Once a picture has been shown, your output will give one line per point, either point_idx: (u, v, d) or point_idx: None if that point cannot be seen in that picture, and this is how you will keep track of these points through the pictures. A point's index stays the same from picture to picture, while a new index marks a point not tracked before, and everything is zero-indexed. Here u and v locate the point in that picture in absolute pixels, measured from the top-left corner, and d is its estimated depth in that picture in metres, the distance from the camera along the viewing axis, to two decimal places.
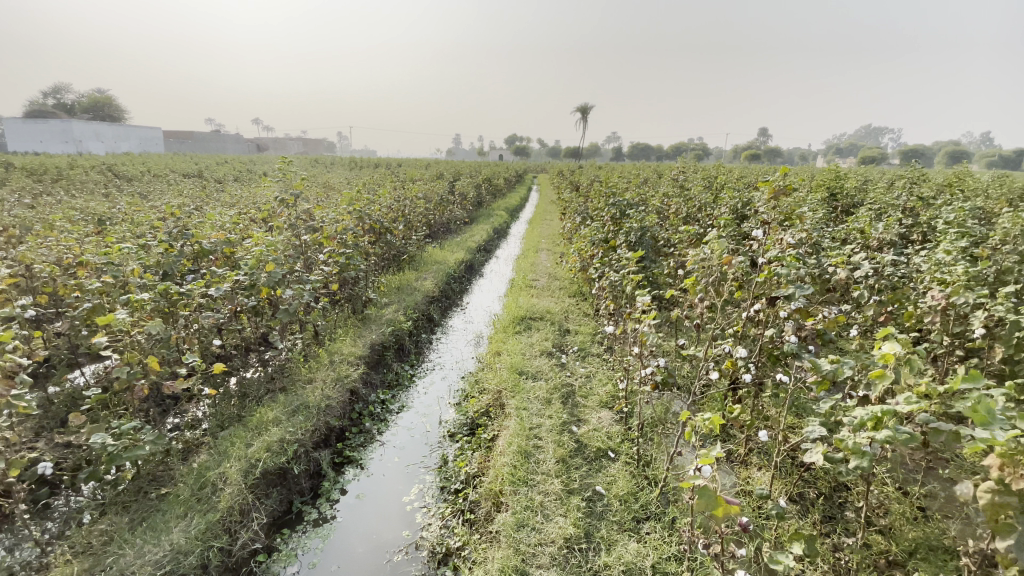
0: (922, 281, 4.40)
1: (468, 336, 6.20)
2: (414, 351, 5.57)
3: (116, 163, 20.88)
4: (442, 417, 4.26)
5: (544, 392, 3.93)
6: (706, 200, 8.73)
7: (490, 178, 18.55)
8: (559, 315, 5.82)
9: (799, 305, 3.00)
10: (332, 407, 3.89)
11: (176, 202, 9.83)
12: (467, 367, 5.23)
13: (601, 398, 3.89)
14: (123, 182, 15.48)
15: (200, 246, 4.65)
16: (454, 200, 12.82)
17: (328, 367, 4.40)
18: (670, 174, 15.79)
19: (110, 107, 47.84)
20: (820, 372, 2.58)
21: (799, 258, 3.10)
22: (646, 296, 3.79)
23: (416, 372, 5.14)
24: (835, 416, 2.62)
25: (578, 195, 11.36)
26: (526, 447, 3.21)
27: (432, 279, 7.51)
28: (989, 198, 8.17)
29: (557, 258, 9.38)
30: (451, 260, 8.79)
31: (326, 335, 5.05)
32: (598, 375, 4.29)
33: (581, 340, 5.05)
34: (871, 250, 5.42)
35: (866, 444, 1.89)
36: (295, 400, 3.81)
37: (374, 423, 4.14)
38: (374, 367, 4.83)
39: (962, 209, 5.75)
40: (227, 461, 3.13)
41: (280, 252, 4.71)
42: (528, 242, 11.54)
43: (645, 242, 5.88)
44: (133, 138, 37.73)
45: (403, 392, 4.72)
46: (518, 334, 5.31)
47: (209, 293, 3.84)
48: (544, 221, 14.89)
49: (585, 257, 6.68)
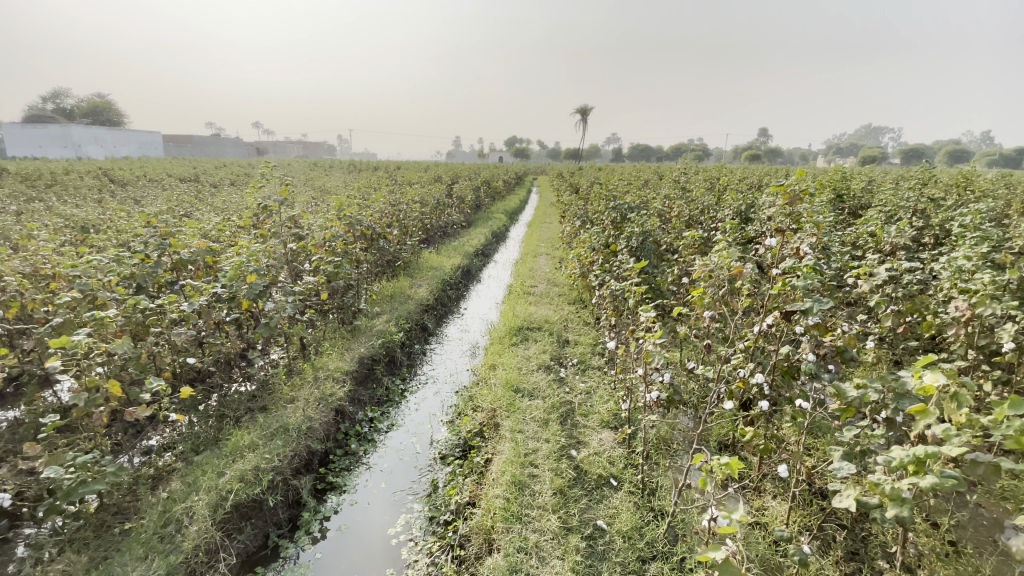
0: (941, 289, 4.14)
1: (464, 346, 5.96)
2: (406, 364, 5.32)
3: (110, 168, 20.65)
4: (433, 437, 4.02)
5: (541, 411, 3.68)
6: (710, 202, 8.47)
7: (488, 181, 18.32)
8: (558, 325, 5.56)
9: (816, 321, 2.75)
10: (315, 428, 3.65)
11: (166, 208, 9.60)
12: (462, 380, 4.98)
13: (603, 417, 3.65)
14: (120, 188, 15.29)
15: (178, 256, 4.41)
16: (452, 203, 12.56)
17: (312, 384, 4.16)
18: (672, 175, 15.55)
19: (110, 112, 47.75)
20: (843, 398, 2.33)
21: (817, 270, 2.85)
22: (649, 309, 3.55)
23: (409, 386, 4.90)
24: (860, 446, 2.37)
25: (578, 198, 11.11)
26: (521, 476, 2.96)
27: (427, 286, 7.26)
28: (1001, 199, 7.93)
29: (556, 262, 9.12)
30: (447, 265, 8.55)
31: (312, 349, 4.80)
32: (599, 391, 4.04)
33: (581, 352, 4.80)
34: (884, 256, 5.16)
35: (907, 490, 1.64)
36: (274, 423, 3.57)
37: (360, 444, 3.90)
38: (363, 382, 4.59)
39: (979, 211, 5.49)
40: (196, 494, 2.88)
41: (262, 262, 4.46)
42: (527, 245, 11.30)
43: (648, 247, 5.63)
44: (132, 143, 37.64)
45: (394, 409, 4.48)
46: (515, 346, 5.06)
47: (182, 308, 3.59)
48: (545, 224, 14.65)
49: (585, 263, 6.43)
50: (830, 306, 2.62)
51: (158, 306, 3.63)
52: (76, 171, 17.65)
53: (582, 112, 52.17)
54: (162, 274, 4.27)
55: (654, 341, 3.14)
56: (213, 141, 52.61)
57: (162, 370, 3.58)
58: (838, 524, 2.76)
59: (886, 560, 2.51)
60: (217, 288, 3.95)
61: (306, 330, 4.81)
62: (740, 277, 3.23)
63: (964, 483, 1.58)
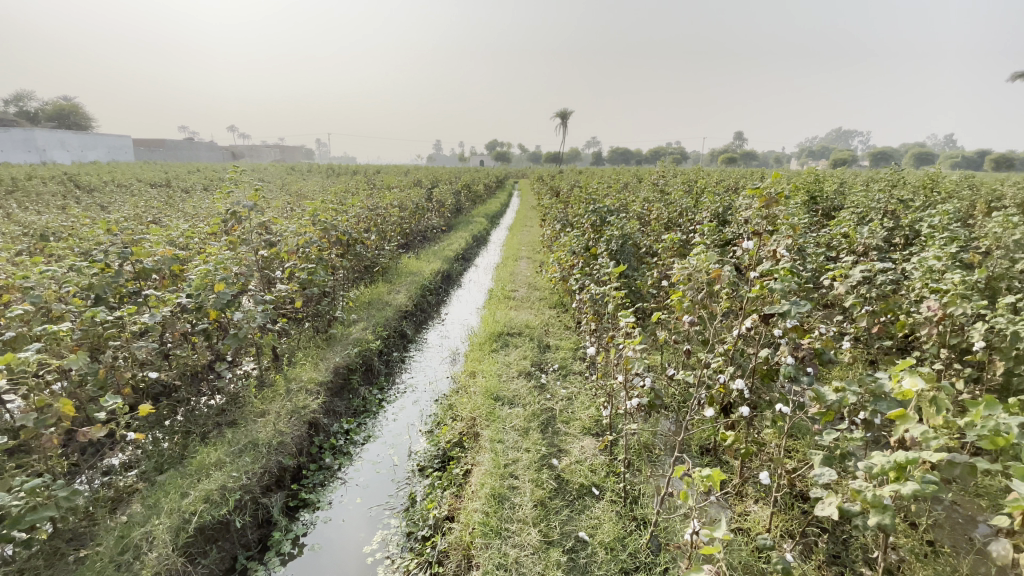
0: (914, 289, 4.19)
1: (444, 352, 5.86)
2: (384, 373, 5.20)
3: (77, 173, 20.02)
4: (411, 448, 3.91)
5: (521, 420, 3.60)
6: (688, 205, 8.53)
7: (468, 184, 18.25)
8: (539, 330, 5.50)
9: (794, 323, 2.73)
10: (286, 443, 3.52)
11: (133, 214, 9.27)
12: (441, 389, 4.88)
13: (584, 424, 3.59)
14: (87, 195, 14.78)
15: (141, 264, 4.22)
16: (431, 207, 12.42)
17: (285, 396, 4.01)
18: (651, 178, 15.70)
19: (77, 116, 46.27)
20: (822, 402, 2.32)
21: (794, 272, 2.84)
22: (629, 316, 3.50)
23: (386, 396, 4.78)
24: (840, 451, 2.35)
25: (558, 201, 11.10)
26: (500, 489, 2.88)
27: (406, 292, 7.14)
28: (967, 200, 8.16)
29: (537, 266, 9.07)
30: (426, 270, 8.42)
31: (285, 359, 4.64)
32: (580, 397, 3.98)
33: (561, 358, 4.75)
34: (858, 256, 5.23)
35: (889, 498, 1.61)
36: (242, 439, 3.42)
37: (335, 458, 3.78)
38: (338, 393, 4.46)
39: (947, 212, 5.62)
40: (157, 517, 2.73)
41: (229, 271, 4.29)
42: (508, 249, 11.23)
43: (627, 251, 5.62)
44: (101, 147, 36.53)
45: (371, 421, 4.36)
46: (495, 352, 4.98)
47: (142, 320, 3.42)
48: (526, 227, 14.63)
49: (565, 267, 6.38)
50: (807, 309, 2.62)
51: (117, 318, 3.46)
52: (40, 177, 17.00)
53: (560, 114, 52.51)
54: (124, 283, 4.08)
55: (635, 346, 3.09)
56: (186, 146, 51.41)
57: (122, 385, 3.40)
58: (820, 527, 2.75)
59: (867, 563, 2.50)
60: (181, 299, 3.78)
61: (278, 340, 4.65)
62: (719, 280, 3.22)
63: (946, 489, 1.56)
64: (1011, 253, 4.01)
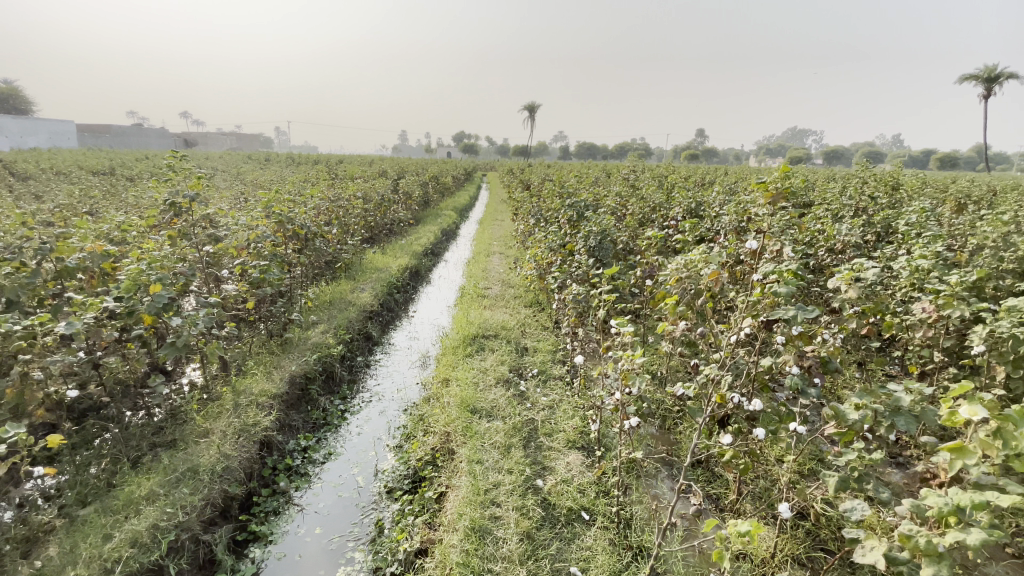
0: (901, 289, 4.09)
1: (413, 356, 5.47)
2: (347, 380, 4.78)
3: (7, 158, 18.38)
4: (378, 467, 3.54)
5: (500, 435, 3.28)
6: (663, 200, 8.37)
7: (436, 177, 17.69)
8: (515, 331, 5.18)
9: (801, 330, 2.51)
10: (233, 468, 3.08)
11: (65, 204, 8.39)
12: (410, 397, 4.51)
13: (569, 437, 3.30)
14: (17, 182, 13.46)
15: (61, 262, 3.64)
16: (397, 198, 11.87)
17: (232, 411, 3.55)
18: (622, 172, 15.61)
19: (11, 97, 42.77)
20: (841, 421, 2.09)
21: (799, 276, 2.64)
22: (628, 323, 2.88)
23: (349, 406, 4.37)
24: (857, 473, 2.13)
25: (530, 195, 10.79)
26: (480, 519, 2.56)
27: (371, 290, 6.69)
28: (931, 199, 8.31)
29: (510, 262, 8.75)
30: (393, 266, 7.97)
31: (234, 367, 4.16)
32: (563, 405, 3.69)
33: (540, 362, 4.45)
34: (839, 255, 5.14)
35: (948, 547, 1.38)
36: (180, 465, 2.96)
37: (291, 481, 3.37)
38: (294, 406, 4.03)
39: (923, 210, 5.61)
40: (72, 568, 2.27)
41: (166, 271, 3.76)
42: (478, 244, 10.86)
43: (607, 247, 5.35)
44: (37, 131, 33.88)
45: (332, 436, 3.95)
46: (469, 357, 4.63)
47: (57, 330, 2.89)
48: (496, 221, 14.28)
49: (542, 264, 6.08)
50: (816, 315, 2.41)
51: (26, 327, 2.92)
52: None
53: (529, 108, 52.18)
54: (41, 284, 3.50)
55: (629, 354, 2.84)
56: (133, 131, 48.49)
57: (34, 406, 2.89)
58: (825, 549, 2.55)
59: None
60: (107, 303, 3.25)
61: (226, 346, 4.16)
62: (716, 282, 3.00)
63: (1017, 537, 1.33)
64: (997, 253, 3.95)
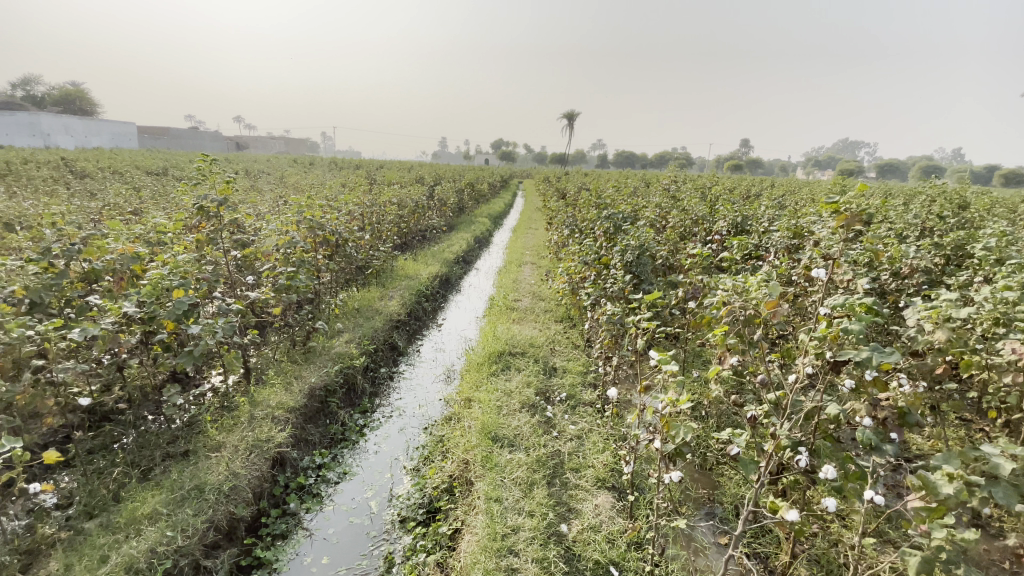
0: (983, 323, 3.61)
1: (438, 369, 5.28)
2: (368, 392, 4.62)
3: (71, 157, 19.45)
4: (393, 491, 3.34)
5: (523, 468, 3.02)
6: (705, 213, 7.94)
7: (472, 184, 17.65)
8: (544, 348, 4.92)
9: (875, 375, 2.16)
10: (241, 488, 2.94)
11: (114, 204, 8.65)
12: (432, 414, 4.31)
13: (598, 474, 3.01)
14: (77, 180, 14.14)
15: (89, 264, 3.62)
16: (432, 205, 11.82)
17: (247, 424, 3.43)
18: (662, 183, 15.09)
19: (82, 101, 45.63)
20: (931, 494, 1.74)
21: (874, 311, 2.28)
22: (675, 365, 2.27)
23: (369, 422, 4.20)
24: (950, 558, 1.77)
25: (566, 204, 10.52)
26: (495, 568, 2.31)
27: (400, 298, 6.57)
28: (1007, 219, 7.57)
29: (542, 273, 8.49)
30: (423, 274, 7.84)
31: (254, 376, 4.07)
32: (592, 437, 3.41)
33: (570, 385, 4.17)
34: (906, 280, 4.65)
35: None
36: (187, 482, 2.84)
37: (302, 503, 3.20)
38: (312, 420, 3.88)
39: (1003, 234, 5.02)
40: None
41: (188, 276, 3.68)
42: (511, 253, 10.65)
43: (645, 263, 5.02)
44: (103, 133, 36.00)
45: (349, 453, 3.79)
46: (494, 375, 4.39)
47: (70, 336, 2.81)
48: (530, 229, 14.08)
49: (575, 278, 5.81)
50: (896, 359, 2.05)
51: (41, 331, 2.86)
52: (30, 161, 16.35)
53: (568, 116, 51.97)
54: (67, 285, 3.48)
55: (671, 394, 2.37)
56: (188, 134, 50.96)
57: (47, 413, 2.82)
58: None
59: None
60: (125, 308, 3.18)
61: (248, 354, 4.06)
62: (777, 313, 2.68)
63: None
64: None
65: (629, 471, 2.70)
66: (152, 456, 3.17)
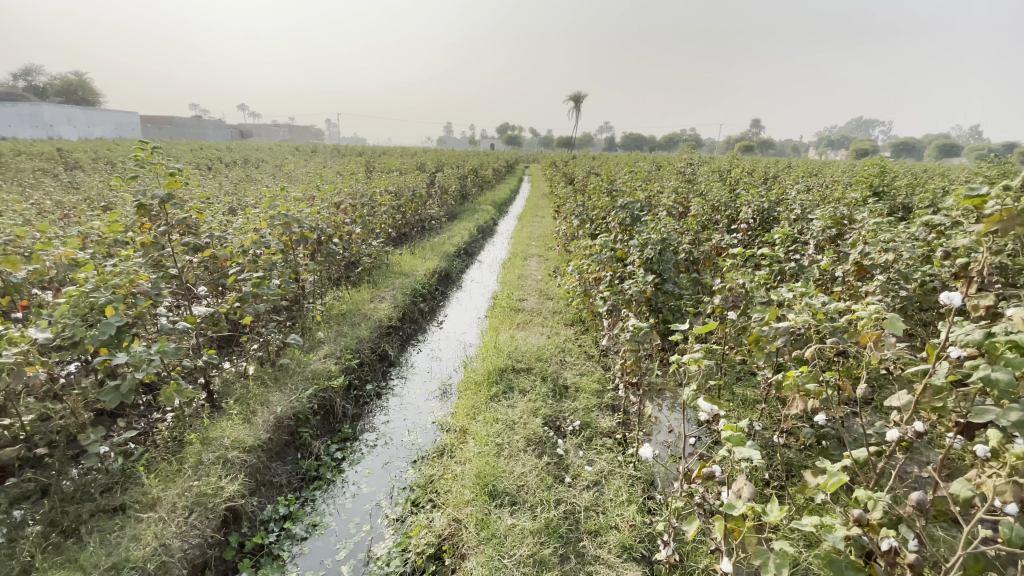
0: None
1: (432, 384, 4.65)
2: (350, 415, 4.01)
3: (67, 147, 18.95)
4: (370, 551, 2.73)
5: (528, 539, 2.39)
6: (727, 199, 7.20)
7: (476, 170, 16.89)
8: (553, 361, 4.28)
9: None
10: (171, 564, 2.33)
11: (92, 199, 8.09)
12: (422, 444, 3.69)
13: (625, 542, 2.38)
14: (66, 172, 13.54)
15: (7, 276, 2.99)
16: (432, 193, 11.14)
17: (191, 470, 2.82)
18: (675, 166, 14.22)
19: (82, 89, 45.01)
20: None
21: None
22: (751, 451, 1.48)
23: (349, 454, 3.60)
24: None
25: (575, 191, 9.78)
26: None
27: (392, 299, 5.94)
28: None
29: (549, 267, 7.83)
30: (420, 270, 7.20)
31: (213, 404, 3.46)
32: (613, 484, 2.79)
33: (583, 410, 3.53)
34: None
35: None
36: (102, 559, 2.24)
37: (258, 571, 2.60)
38: (279, 456, 3.29)
39: None
40: None
41: (126, 288, 3.06)
42: (517, 244, 9.98)
43: (669, 261, 4.33)
44: (106, 123, 35.52)
45: (323, 497, 3.18)
46: (494, 399, 3.74)
47: None
48: (537, 218, 13.35)
49: (586, 278, 5.14)
50: None
51: None
52: (20, 152, 15.81)
53: (576, 98, 50.52)
54: None
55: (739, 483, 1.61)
56: (191, 123, 50.40)
57: None
58: None
59: None
60: (35, 334, 2.56)
61: (205, 377, 3.45)
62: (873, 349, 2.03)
63: None
64: None
65: (667, 555, 2.08)
66: (78, 512, 2.54)
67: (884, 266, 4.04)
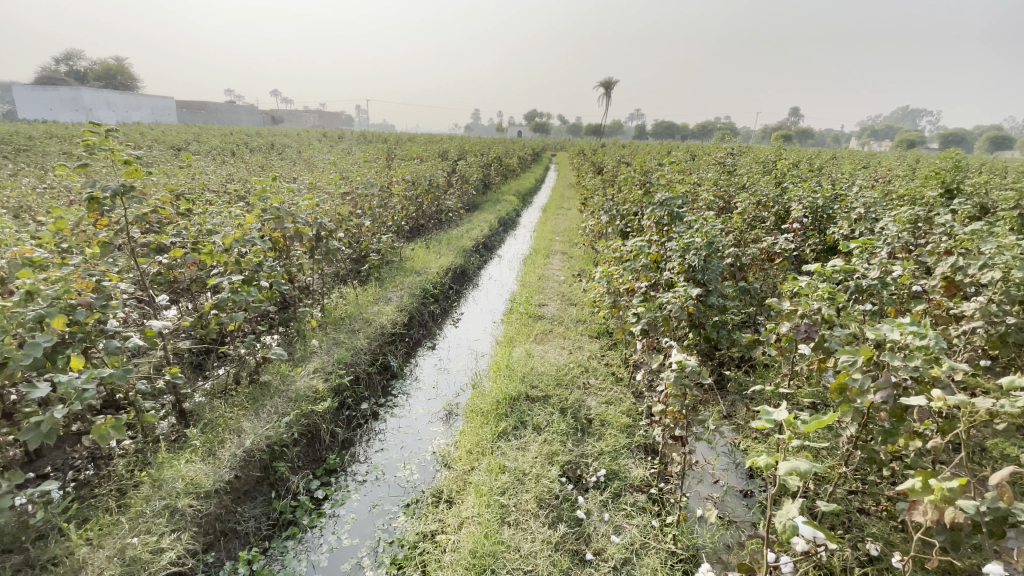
0: None
1: (437, 403, 4.10)
2: (339, 443, 3.49)
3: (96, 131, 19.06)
4: None
5: None
6: (777, 195, 6.39)
7: (500, 159, 16.23)
8: (574, 386, 3.68)
9: None
10: None
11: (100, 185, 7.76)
12: (418, 482, 3.14)
13: None
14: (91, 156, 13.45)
15: None
16: (451, 183, 10.56)
17: (130, 524, 2.32)
18: (712, 157, 13.28)
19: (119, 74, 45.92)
20: None
21: None
22: None
23: (332, 493, 3.07)
24: None
25: (604, 184, 9.05)
26: None
27: (400, 300, 5.41)
28: None
29: (573, 266, 7.18)
30: (432, 266, 6.66)
31: (174, 433, 2.98)
32: (648, 567, 2.19)
33: (608, 455, 2.93)
34: None
35: None
36: None
37: None
38: (247, 497, 2.80)
39: None
40: None
41: (65, 298, 2.52)
42: (539, 239, 9.34)
43: (715, 272, 3.64)
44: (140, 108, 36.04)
45: (295, 550, 2.67)
46: (503, 435, 3.17)
47: None
48: (563, 211, 12.63)
49: (614, 286, 4.50)
50: None
51: None
52: (48, 134, 15.85)
53: (607, 85, 49.02)
54: None
55: None
56: (222, 108, 50.98)
57: None
58: None
59: None
60: None
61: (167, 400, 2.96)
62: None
63: None
64: None
65: None
66: (0, 566, 1.99)
67: (986, 285, 3.27)
